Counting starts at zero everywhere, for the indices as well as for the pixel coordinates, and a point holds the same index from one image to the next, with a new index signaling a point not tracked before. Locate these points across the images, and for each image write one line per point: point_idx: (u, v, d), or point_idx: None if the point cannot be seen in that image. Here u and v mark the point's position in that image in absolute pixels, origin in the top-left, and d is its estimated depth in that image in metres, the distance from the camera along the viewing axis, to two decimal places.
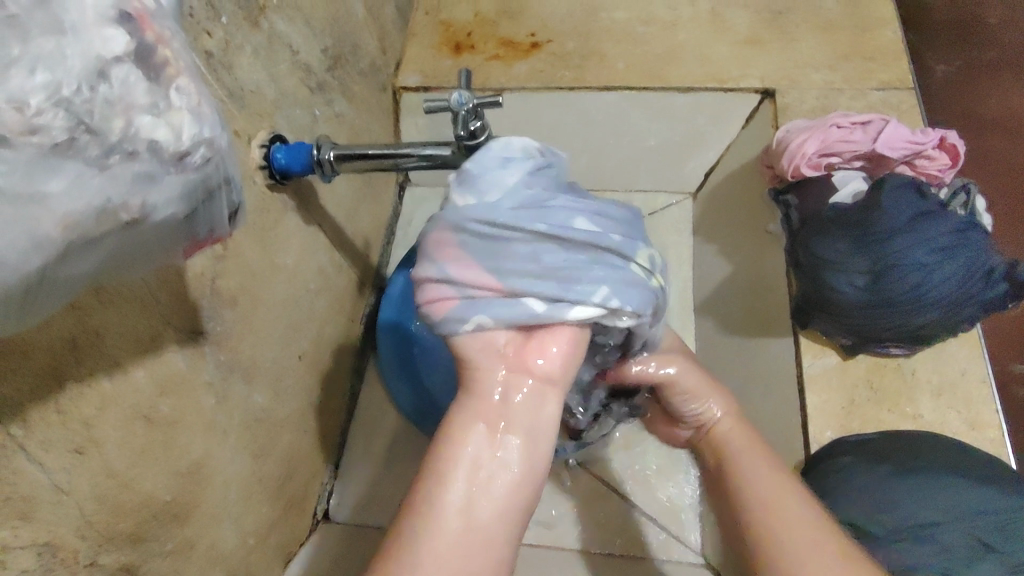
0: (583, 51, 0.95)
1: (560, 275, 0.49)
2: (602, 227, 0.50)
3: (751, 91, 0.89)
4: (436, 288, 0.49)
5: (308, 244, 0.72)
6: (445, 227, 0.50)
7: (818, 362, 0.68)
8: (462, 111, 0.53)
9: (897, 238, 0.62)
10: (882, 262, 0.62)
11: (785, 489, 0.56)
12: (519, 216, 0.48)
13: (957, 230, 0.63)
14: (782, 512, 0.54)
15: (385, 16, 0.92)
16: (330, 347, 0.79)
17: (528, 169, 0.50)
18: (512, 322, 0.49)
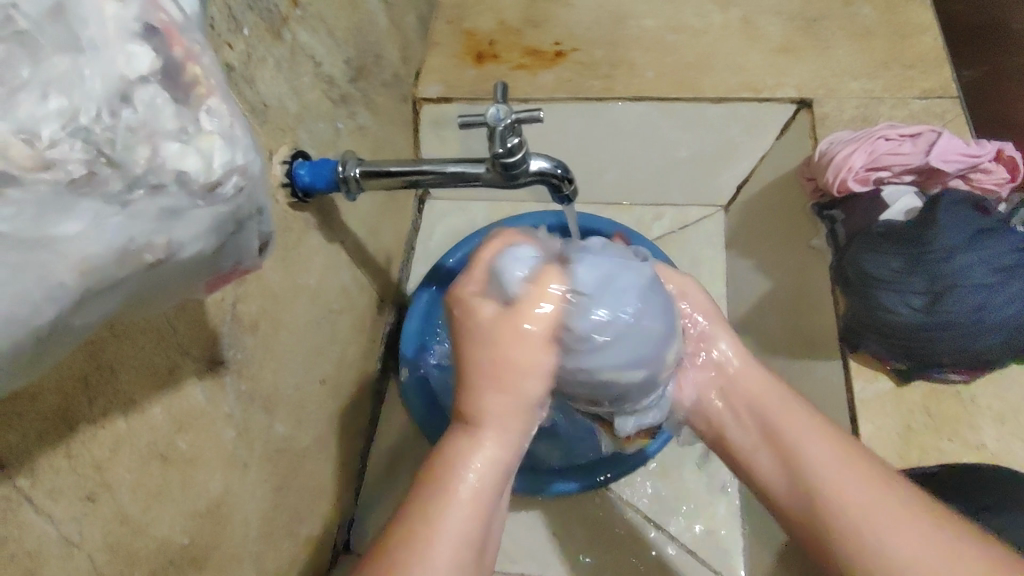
0: (611, 61, 0.92)
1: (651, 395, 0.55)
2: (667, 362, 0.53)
3: (787, 100, 0.86)
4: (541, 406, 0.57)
5: (331, 263, 0.69)
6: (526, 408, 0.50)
7: (869, 388, 0.64)
8: (500, 127, 0.50)
9: (956, 257, 0.59)
10: (940, 283, 0.59)
11: (840, 456, 0.52)
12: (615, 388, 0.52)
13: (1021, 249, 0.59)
14: (852, 493, 0.50)
15: (407, 25, 0.90)
16: (353, 370, 0.75)
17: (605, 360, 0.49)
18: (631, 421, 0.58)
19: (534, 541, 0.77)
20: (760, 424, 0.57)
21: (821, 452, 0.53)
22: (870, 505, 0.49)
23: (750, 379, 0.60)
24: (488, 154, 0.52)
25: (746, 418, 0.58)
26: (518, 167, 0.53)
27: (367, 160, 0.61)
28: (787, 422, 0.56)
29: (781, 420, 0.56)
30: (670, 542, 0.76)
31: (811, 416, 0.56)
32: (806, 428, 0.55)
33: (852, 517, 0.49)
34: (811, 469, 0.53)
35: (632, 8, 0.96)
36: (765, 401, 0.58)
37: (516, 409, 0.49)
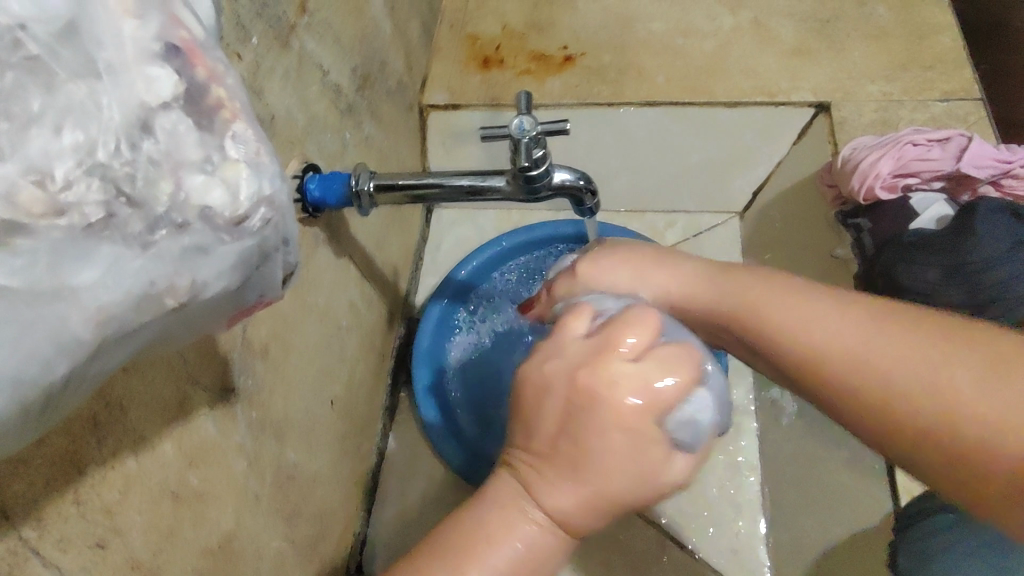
0: (619, 66, 0.90)
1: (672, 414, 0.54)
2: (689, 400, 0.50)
3: (803, 105, 0.84)
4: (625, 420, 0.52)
5: (339, 280, 0.66)
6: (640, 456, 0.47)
7: None
8: (525, 139, 0.47)
9: (997, 268, 0.57)
10: (983, 295, 0.57)
11: (822, 318, 0.43)
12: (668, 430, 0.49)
13: None
14: (826, 329, 0.42)
15: (410, 32, 0.88)
16: (363, 389, 0.73)
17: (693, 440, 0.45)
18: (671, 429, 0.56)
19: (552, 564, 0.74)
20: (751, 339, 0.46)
21: (796, 320, 0.44)
22: (877, 356, 0.40)
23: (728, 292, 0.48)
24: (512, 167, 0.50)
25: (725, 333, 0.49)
26: (541, 180, 0.50)
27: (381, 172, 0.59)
28: (768, 306, 0.45)
29: (756, 310, 0.46)
30: (693, 562, 0.74)
31: (783, 291, 0.45)
32: (788, 305, 0.44)
33: (869, 379, 0.40)
34: (801, 345, 0.43)
35: (640, 11, 0.95)
36: (741, 298, 0.47)
37: (595, 499, 0.35)
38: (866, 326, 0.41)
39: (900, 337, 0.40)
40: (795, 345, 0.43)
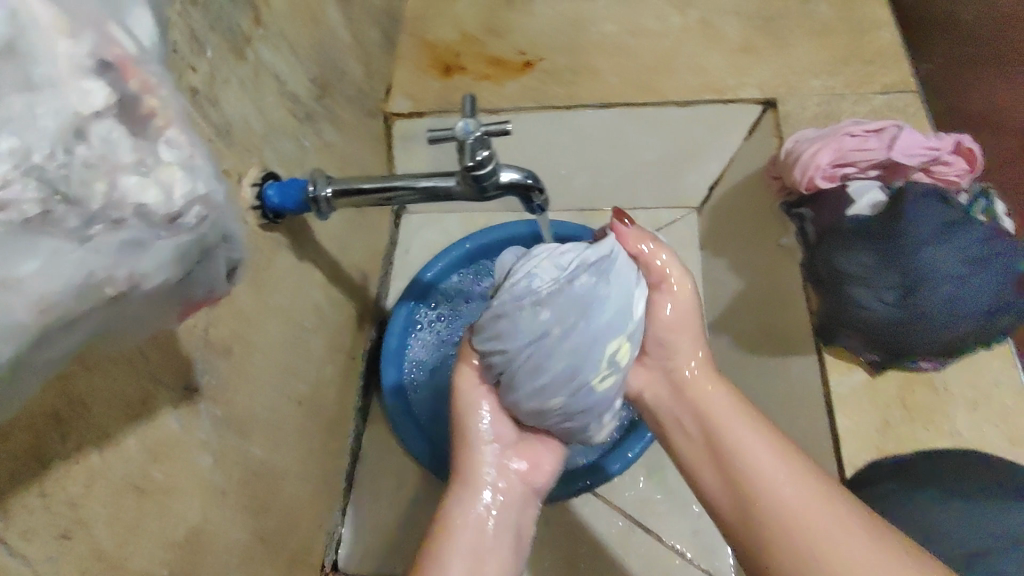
0: (573, 68, 0.95)
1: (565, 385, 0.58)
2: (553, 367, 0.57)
3: (752, 101, 0.88)
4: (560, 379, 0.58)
5: (301, 282, 0.68)
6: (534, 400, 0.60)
7: (845, 381, 0.65)
8: (469, 140, 0.50)
9: (925, 249, 0.60)
10: (911, 275, 0.60)
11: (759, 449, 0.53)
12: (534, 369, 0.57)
13: (986, 239, 0.60)
14: (806, 533, 0.47)
15: (369, 40, 0.91)
16: (331, 389, 0.75)
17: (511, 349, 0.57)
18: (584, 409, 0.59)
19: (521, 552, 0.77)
20: (703, 442, 0.57)
21: (758, 450, 0.53)
22: (812, 507, 0.48)
23: (706, 393, 0.59)
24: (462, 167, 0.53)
25: (689, 427, 0.59)
26: (488, 179, 0.53)
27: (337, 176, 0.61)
28: (736, 440, 0.55)
29: (715, 424, 0.56)
30: (656, 544, 0.76)
31: (732, 415, 0.56)
32: (751, 438, 0.54)
33: None
34: (728, 462, 0.54)
35: (592, 15, 1.00)
36: (687, 390, 0.60)
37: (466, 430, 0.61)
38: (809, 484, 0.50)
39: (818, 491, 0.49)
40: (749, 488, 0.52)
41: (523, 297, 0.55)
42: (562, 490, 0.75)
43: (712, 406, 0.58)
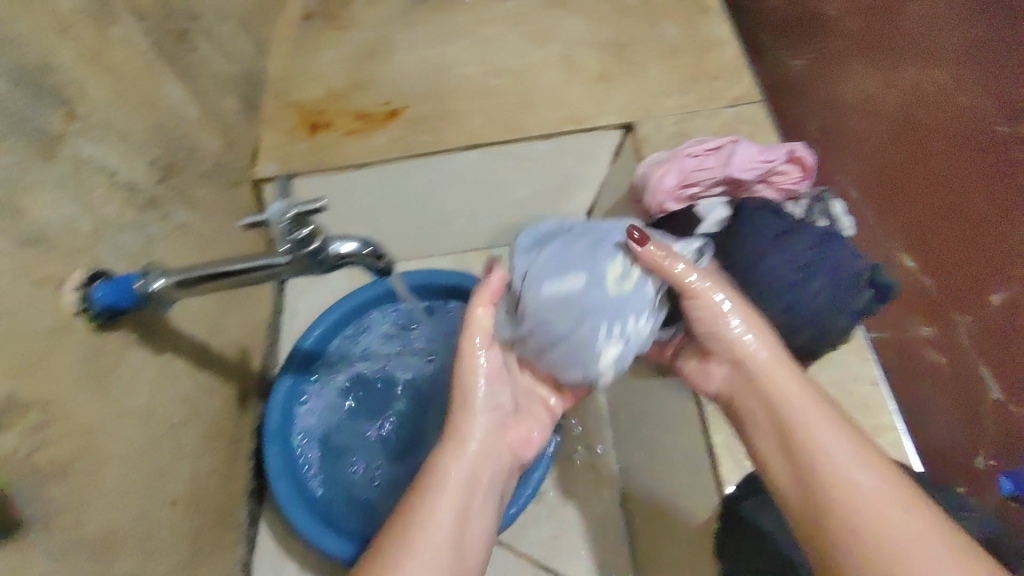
0: (439, 114, 0.95)
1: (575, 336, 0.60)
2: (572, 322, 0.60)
3: (611, 127, 0.90)
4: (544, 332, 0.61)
5: (162, 376, 0.65)
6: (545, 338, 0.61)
7: (719, 398, 0.66)
8: (281, 224, 0.49)
9: (762, 262, 0.63)
10: (752, 288, 0.63)
11: (842, 443, 0.52)
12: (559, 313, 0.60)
13: (817, 245, 0.63)
14: (898, 532, 0.47)
15: (225, 110, 0.89)
16: (215, 478, 0.72)
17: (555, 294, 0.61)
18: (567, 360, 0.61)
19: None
20: (776, 436, 0.56)
21: (846, 456, 0.51)
22: (875, 495, 0.49)
23: (792, 397, 0.56)
24: (291, 247, 0.51)
25: (760, 416, 0.57)
26: (320, 255, 0.53)
27: (168, 269, 0.58)
28: (817, 441, 0.53)
29: (807, 438, 0.53)
30: None
31: (821, 418, 0.54)
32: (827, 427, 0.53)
33: None
34: (812, 470, 0.52)
35: (452, 57, 1.00)
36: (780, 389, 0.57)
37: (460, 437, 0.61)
38: (880, 478, 0.50)
39: (882, 478, 0.50)
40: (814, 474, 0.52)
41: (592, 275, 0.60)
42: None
43: (808, 416, 0.54)
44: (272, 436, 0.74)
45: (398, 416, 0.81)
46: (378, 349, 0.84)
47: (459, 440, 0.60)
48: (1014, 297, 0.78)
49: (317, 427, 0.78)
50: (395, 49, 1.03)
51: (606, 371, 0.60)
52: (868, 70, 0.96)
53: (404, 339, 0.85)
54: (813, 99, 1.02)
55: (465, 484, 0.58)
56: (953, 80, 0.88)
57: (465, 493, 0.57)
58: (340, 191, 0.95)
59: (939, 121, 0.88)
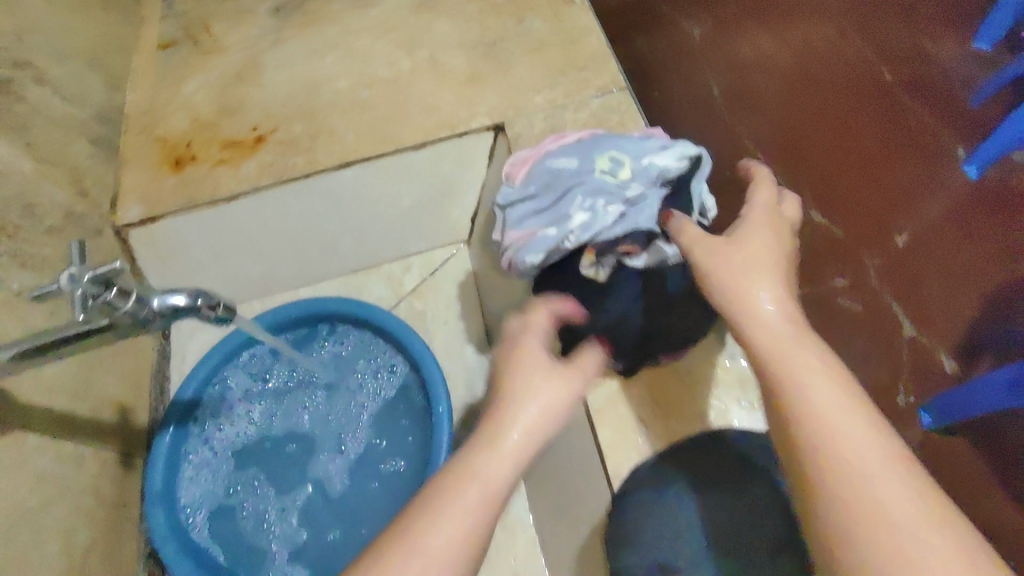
0: (311, 132, 0.90)
1: (553, 215, 0.60)
2: (587, 202, 0.59)
3: (482, 129, 0.88)
4: (541, 222, 0.61)
5: (10, 457, 0.60)
6: (549, 225, 0.60)
7: (601, 394, 0.65)
8: (76, 291, 0.45)
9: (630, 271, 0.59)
10: (623, 299, 0.59)
11: (856, 419, 0.39)
12: (548, 198, 0.61)
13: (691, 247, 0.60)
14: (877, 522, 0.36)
15: (73, 157, 0.83)
16: (93, 551, 0.68)
17: (542, 187, 0.62)
18: (568, 235, 0.59)
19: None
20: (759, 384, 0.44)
21: (840, 417, 0.40)
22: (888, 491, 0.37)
23: (806, 355, 0.43)
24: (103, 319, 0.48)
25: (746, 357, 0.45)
26: (140, 314, 0.49)
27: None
28: (799, 400, 0.41)
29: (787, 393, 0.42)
30: None
31: (847, 404, 0.40)
32: (834, 397, 0.40)
33: None
34: (810, 455, 0.39)
35: (323, 72, 0.95)
36: (793, 344, 0.43)
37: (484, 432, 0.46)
38: (892, 460, 0.38)
39: (896, 466, 0.38)
40: (805, 441, 0.40)
41: (568, 166, 0.61)
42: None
43: (833, 405, 0.40)
44: (155, 496, 0.71)
45: (284, 461, 0.79)
46: (242, 401, 0.81)
47: (469, 472, 0.44)
48: (920, 235, 0.61)
49: (204, 494, 0.75)
50: (264, 70, 0.96)
51: (570, 236, 0.58)
52: (757, 29, 0.79)
53: (274, 378, 0.82)
54: (713, 61, 0.89)
55: (455, 546, 0.40)
56: (838, 36, 0.67)
57: (461, 553, 0.40)
58: (213, 226, 0.90)
59: (825, 72, 0.69)
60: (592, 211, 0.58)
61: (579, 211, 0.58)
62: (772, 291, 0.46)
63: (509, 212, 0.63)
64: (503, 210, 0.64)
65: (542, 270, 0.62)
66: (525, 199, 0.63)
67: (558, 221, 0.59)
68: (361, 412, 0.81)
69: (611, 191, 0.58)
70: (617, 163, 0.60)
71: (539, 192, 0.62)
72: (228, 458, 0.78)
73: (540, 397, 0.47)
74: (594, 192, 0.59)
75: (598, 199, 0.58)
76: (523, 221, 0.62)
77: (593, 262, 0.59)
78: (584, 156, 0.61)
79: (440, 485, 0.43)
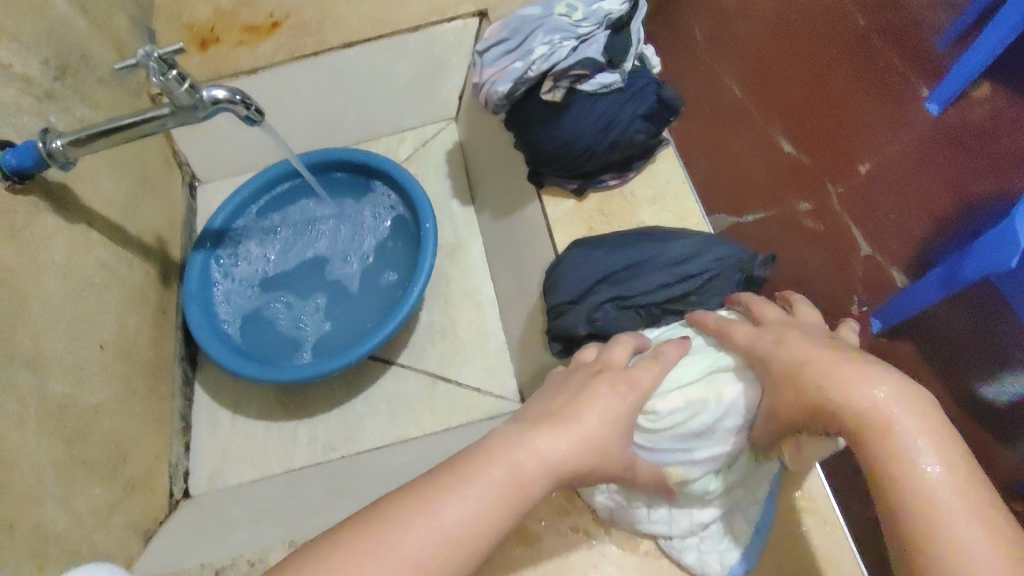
0: (319, 17, 1.02)
1: (520, 52, 0.74)
2: (548, 39, 0.73)
3: (469, 15, 1.00)
4: (510, 59, 0.74)
5: (79, 241, 0.73)
6: (516, 60, 0.73)
7: (559, 209, 0.79)
8: (150, 61, 0.59)
9: (579, 98, 0.73)
10: (574, 120, 0.73)
11: (971, 501, 0.36)
12: (516, 40, 0.75)
13: (631, 76, 0.74)
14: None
15: (114, 26, 0.95)
16: (142, 339, 0.80)
17: (511, 34, 0.76)
18: (532, 64, 0.72)
19: (335, 436, 0.85)
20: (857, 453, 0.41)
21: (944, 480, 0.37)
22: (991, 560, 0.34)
23: (911, 434, 0.39)
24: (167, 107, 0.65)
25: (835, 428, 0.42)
26: (193, 95, 0.63)
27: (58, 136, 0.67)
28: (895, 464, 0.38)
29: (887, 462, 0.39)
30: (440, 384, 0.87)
31: (958, 490, 0.36)
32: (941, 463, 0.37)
33: None
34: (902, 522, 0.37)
35: None
36: (891, 420, 0.40)
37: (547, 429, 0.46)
38: (1001, 541, 0.35)
39: (989, 527, 0.35)
40: (905, 506, 0.37)
41: (532, 15, 0.76)
42: (374, 342, 0.78)
43: (938, 488, 0.37)
44: (192, 298, 0.84)
45: (298, 285, 0.92)
46: (261, 237, 0.94)
47: (517, 465, 0.44)
48: None
49: (234, 309, 0.89)
50: None
51: (533, 65, 0.72)
52: None
53: (288, 221, 0.95)
54: None
55: (474, 530, 0.41)
56: None
57: (478, 538, 0.41)
58: None
59: None
60: (551, 45, 0.72)
61: (541, 46, 0.72)
62: (868, 371, 0.42)
63: (483, 57, 0.77)
64: (478, 59, 0.78)
65: (513, 102, 0.76)
66: (498, 45, 0.76)
67: (524, 56, 0.73)
68: (367, 244, 0.94)
69: (567, 30, 0.73)
70: (571, 9, 0.74)
71: (507, 37, 0.76)
72: (250, 277, 0.92)
73: (576, 434, 0.46)
74: (553, 30, 0.73)
75: (557, 36, 0.72)
76: (496, 63, 0.76)
77: (552, 87, 0.72)
78: (545, 8, 0.76)
79: (496, 455, 0.44)
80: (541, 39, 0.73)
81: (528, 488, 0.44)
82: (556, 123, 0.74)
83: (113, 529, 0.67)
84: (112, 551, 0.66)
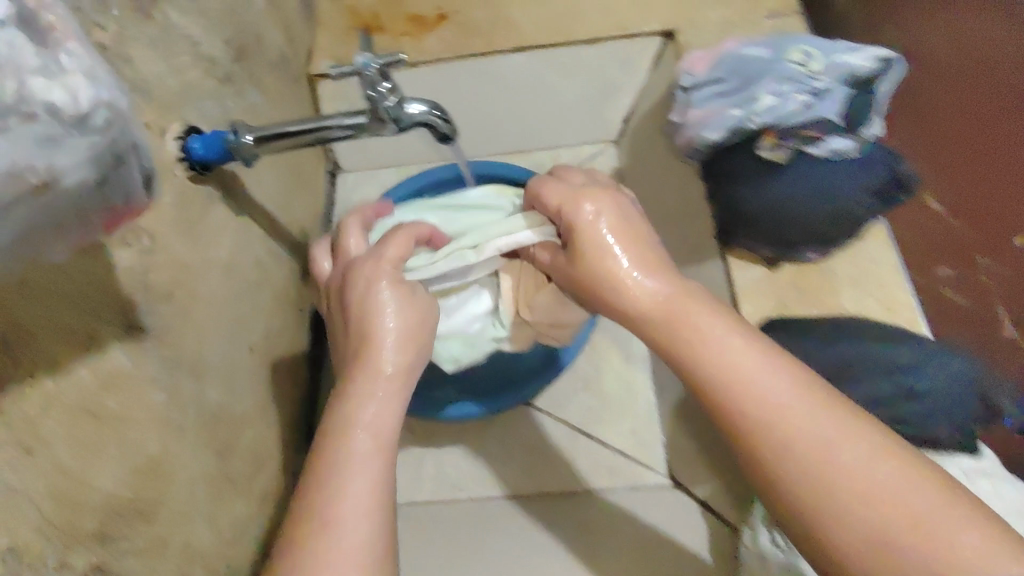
0: (492, 20, 0.95)
1: (741, 97, 0.66)
2: (777, 89, 0.65)
3: (651, 34, 0.91)
4: (723, 104, 0.67)
5: (240, 238, 0.69)
6: (734, 107, 0.66)
7: (748, 276, 0.71)
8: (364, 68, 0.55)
9: (799, 161, 0.64)
10: (785, 182, 0.64)
11: (885, 466, 0.39)
12: (737, 84, 0.67)
13: (864, 145, 0.64)
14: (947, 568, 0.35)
15: (286, 6, 0.88)
16: (280, 341, 0.77)
17: (729, 74, 0.68)
18: (755, 116, 0.64)
19: (456, 475, 0.79)
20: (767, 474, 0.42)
21: (858, 453, 0.39)
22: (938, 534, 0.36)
23: (809, 429, 0.41)
24: (366, 115, 0.60)
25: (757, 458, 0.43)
26: (396, 108, 0.58)
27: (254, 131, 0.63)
28: (795, 461, 0.40)
29: (810, 474, 0.40)
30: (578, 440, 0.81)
31: (900, 475, 0.38)
32: (848, 442, 0.40)
33: None
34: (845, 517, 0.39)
35: None
36: (774, 417, 0.41)
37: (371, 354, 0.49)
38: (942, 505, 0.37)
39: (929, 497, 0.37)
40: (839, 510, 0.38)
41: (759, 57, 0.67)
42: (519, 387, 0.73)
43: (880, 480, 0.38)
44: None
45: None
46: None
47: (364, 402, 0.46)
48: None
49: None
50: None
51: (755, 117, 0.64)
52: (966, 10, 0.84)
53: None
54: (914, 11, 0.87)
55: (377, 486, 0.43)
56: None
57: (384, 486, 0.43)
58: None
59: None
60: (781, 98, 0.64)
61: (767, 96, 0.65)
62: (754, 366, 0.43)
63: (691, 93, 0.69)
64: (682, 94, 0.70)
65: (717, 150, 0.68)
66: (710, 83, 0.68)
67: (745, 104, 0.65)
68: None
69: (802, 83, 0.64)
70: (807, 57, 0.66)
71: (726, 78, 0.68)
72: None
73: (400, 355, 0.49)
74: (784, 81, 0.65)
75: (790, 89, 0.64)
76: (707, 104, 0.68)
77: (773, 145, 0.65)
78: (774, 50, 0.67)
79: (344, 412, 0.46)
80: (768, 87, 0.65)
81: (390, 409, 0.46)
82: (766, 182, 0.65)
83: (241, 544, 0.64)
84: (239, 567, 0.63)
